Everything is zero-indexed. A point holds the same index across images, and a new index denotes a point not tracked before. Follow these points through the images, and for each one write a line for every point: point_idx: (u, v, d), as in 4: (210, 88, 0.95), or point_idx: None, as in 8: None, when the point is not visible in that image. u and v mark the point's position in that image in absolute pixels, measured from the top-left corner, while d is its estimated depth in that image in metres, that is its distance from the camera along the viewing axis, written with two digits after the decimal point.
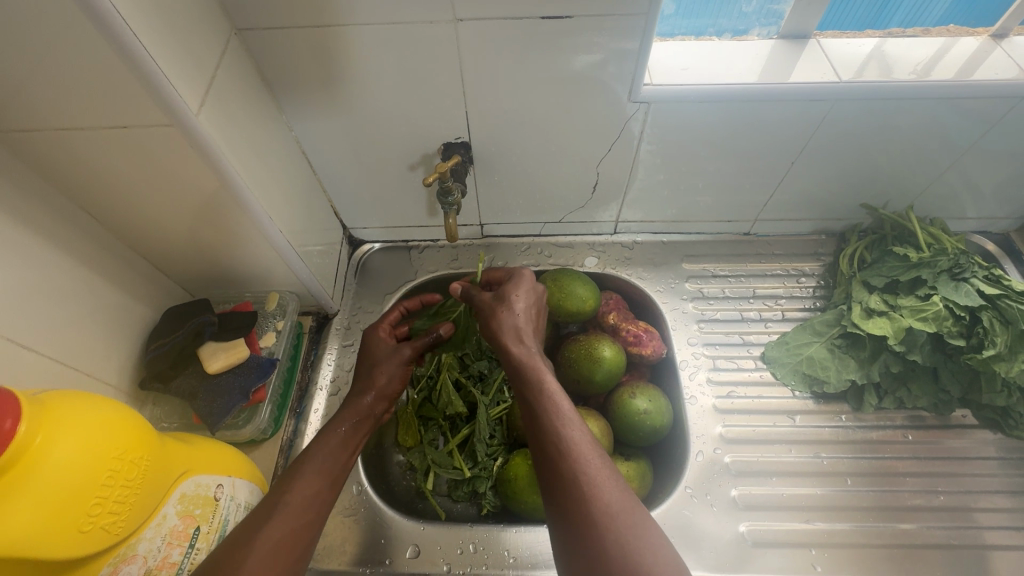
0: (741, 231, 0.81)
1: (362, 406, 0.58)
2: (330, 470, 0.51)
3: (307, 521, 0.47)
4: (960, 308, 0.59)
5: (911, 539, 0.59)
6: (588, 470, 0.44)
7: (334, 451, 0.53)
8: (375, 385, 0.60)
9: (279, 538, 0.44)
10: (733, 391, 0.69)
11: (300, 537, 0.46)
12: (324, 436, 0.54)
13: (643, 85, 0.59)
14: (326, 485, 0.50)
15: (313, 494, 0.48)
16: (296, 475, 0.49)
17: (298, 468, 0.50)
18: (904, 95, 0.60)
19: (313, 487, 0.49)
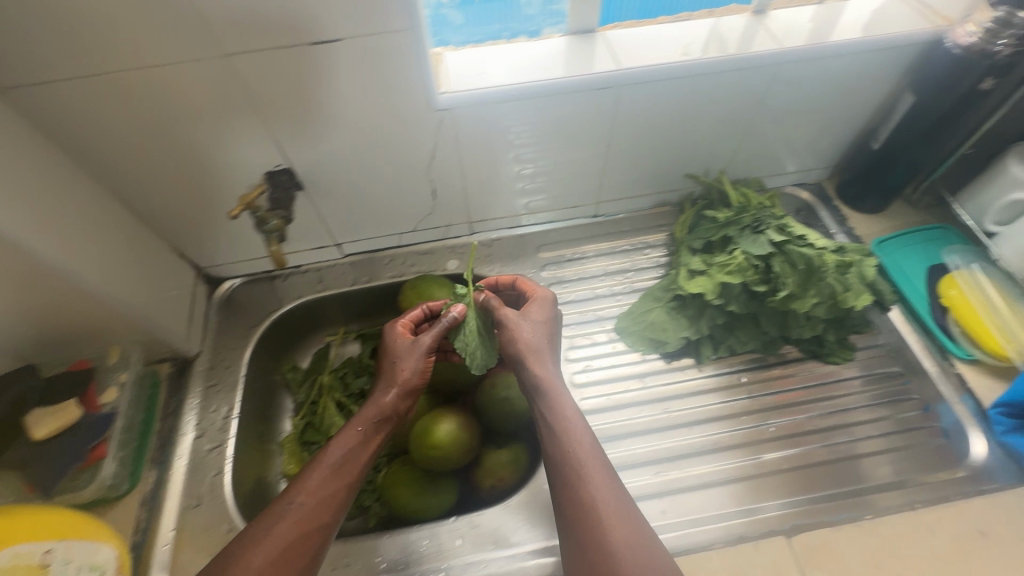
0: (588, 214, 0.87)
1: (387, 404, 0.59)
2: (348, 466, 0.57)
3: (320, 526, 0.53)
4: (756, 258, 0.66)
5: (748, 470, 0.65)
6: (594, 479, 0.52)
7: (333, 461, 0.56)
8: (399, 380, 0.61)
9: (299, 540, 0.52)
10: (590, 364, 0.73)
11: (317, 540, 0.53)
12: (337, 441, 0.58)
13: (440, 94, 0.61)
14: (342, 486, 0.56)
15: (326, 496, 0.54)
16: (306, 484, 0.55)
17: (320, 469, 0.56)
18: (679, 74, 0.66)
19: (325, 495, 0.54)
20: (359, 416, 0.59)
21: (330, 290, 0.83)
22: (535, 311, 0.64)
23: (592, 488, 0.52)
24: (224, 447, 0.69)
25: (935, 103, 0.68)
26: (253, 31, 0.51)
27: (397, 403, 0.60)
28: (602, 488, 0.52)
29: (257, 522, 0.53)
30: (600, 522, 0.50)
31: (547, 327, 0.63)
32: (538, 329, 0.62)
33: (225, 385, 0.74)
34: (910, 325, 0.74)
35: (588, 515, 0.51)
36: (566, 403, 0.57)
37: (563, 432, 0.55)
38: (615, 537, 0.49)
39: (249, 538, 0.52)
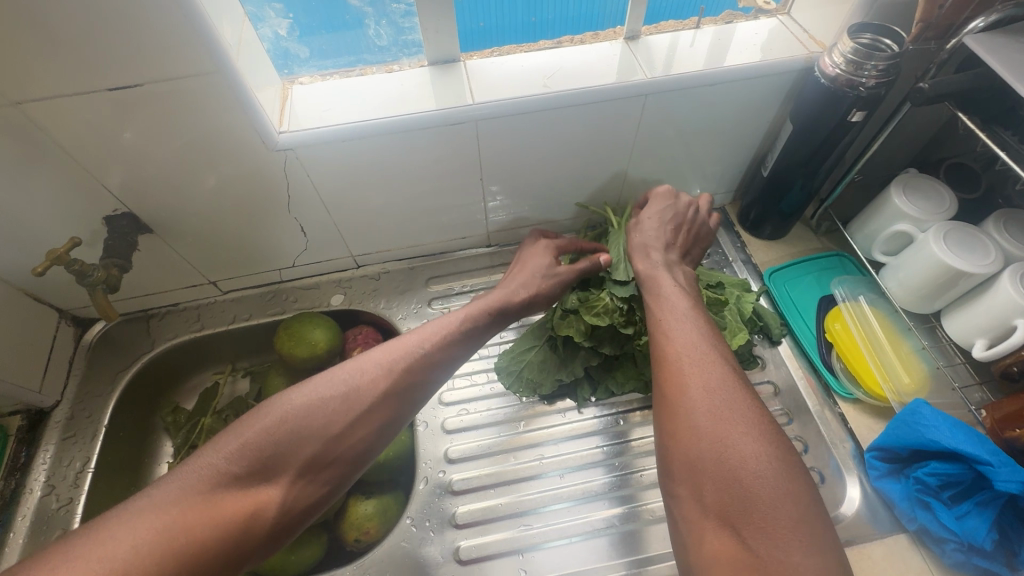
0: (482, 244, 0.83)
1: (431, 329, 0.55)
2: (444, 350, 0.54)
3: (383, 412, 0.50)
4: (621, 299, 0.63)
5: (615, 522, 0.62)
6: (691, 357, 0.47)
7: (444, 336, 0.54)
8: (524, 267, 0.63)
9: (356, 426, 0.48)
10: (465, 407, 0.70)
11: (373, 431, 0.49)
12: (444, 320, 0.56)
13: (278, 134, 0.58)
14: (416, 369, 0.52)
15: (391, 386, 0.50)
16: (399, 355, 0.52)
17: (399, 350, 0.52)
18: (543, 107, 0.62)
19: (414, 366, 0.52)
20: (429, 326, 0.55)
21: (208, 329, 0.79)
22: (653, 201, 0.65)
23: (672, 354, 0.48)
24: (73, 504, 0.65)
25: (812, 132, 0.65)
26: (39, 80, 0.47)
27: (517, 292, 0.59)
28: (703, 367, 0.46)
29: (321, 376, 0.49)
30: (676, 380, 0.46)
31: (665, 218, 0.63)
32: (669, 210, 0.63)
33: (83, 435, 0.70)
34: (798, 359, 0.72)
35: (673, 391, 0.45)
36: (683, 288, 0.55)
37: (666, 305, 0.53)
38: (692, 393, 0.44)
39: (326, 398, 0.48)
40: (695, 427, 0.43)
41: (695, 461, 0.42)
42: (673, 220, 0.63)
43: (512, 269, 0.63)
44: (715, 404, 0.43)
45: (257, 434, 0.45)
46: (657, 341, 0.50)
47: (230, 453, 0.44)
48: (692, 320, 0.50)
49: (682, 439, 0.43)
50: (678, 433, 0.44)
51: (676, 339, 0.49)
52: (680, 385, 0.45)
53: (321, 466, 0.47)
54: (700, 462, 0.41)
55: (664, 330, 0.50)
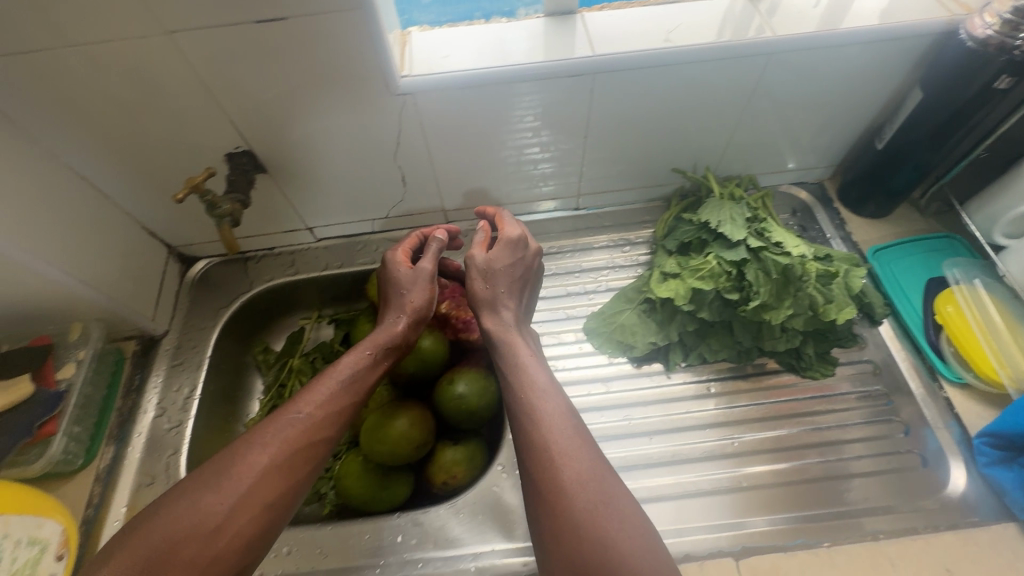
0: (569, 207, 0.83)
1: (319, 391, 0.54)
2: (334, 413, 0.54)
3: (295, 477, 0.50)
4: (729, 263, 0.62)
5: (704, 486, 0.61)
6: (554, 442, 0.49)
7: (332, 399, 0.54)
8: (404, 309, 0.62)
9: (276, 492, 0.49)
10: (553, 364, 0.71)
11: (289, 494, 0.50)
12: (332, 377, 0.56)
13: (400, 78, 0.59)
14: (321, 428, 0.53)
15: (293, 453, 0.50)
16: (287, 424, 0.51)
17: (287, 419, 0.52)
18: (663, 61, 0.61)
19: (323, 426, 0.53)
20: (334, 376, 0.56)
21: (302, 274, 0.82)
22: (510, 245, 0.65)
23: (556, 428, 0.50)
24: (182, 427, 0.69)
25: (944, 101, 0.62)
26: (193, 8, 0.49)
27: (397, 322, 0.61)
28: (569, 451, 0.48)
29: (197, 474, 0.49)
30: (547, 463, 0.48)
31: (514, 271, 0.64)
32: (516, 264, 0.64)
33: (189, 364, 0.74)
34: (901, 341, 0.69)
35: (545, 479, 0.47)
36: (533, 351, 0.59)
37: (530, 373, 0.55)
38: (574, 470, 0.47)
39: (217, 479, 0.48)
40: (577, 523, 0.44)
41: (574, 561, 0.43)
42: (518, 274, 0.64)
43: (387, 296, 0.64)
44: (600, 483, 0.47)
45: (162, 531, 0.45)
46: (523, 410, 0.52)
47: (150, 548, 0.44)
48: (554, 391, 0.54)
49: (553, 513, 0.46)
50: (549, 510, 0.46)
51: (539, 412, 0.51)
52: (549, 474, 0.47)
53: (238, 548, 0.46)
54: (572, 560, 0.44)
55: (520, 400, 0.53)
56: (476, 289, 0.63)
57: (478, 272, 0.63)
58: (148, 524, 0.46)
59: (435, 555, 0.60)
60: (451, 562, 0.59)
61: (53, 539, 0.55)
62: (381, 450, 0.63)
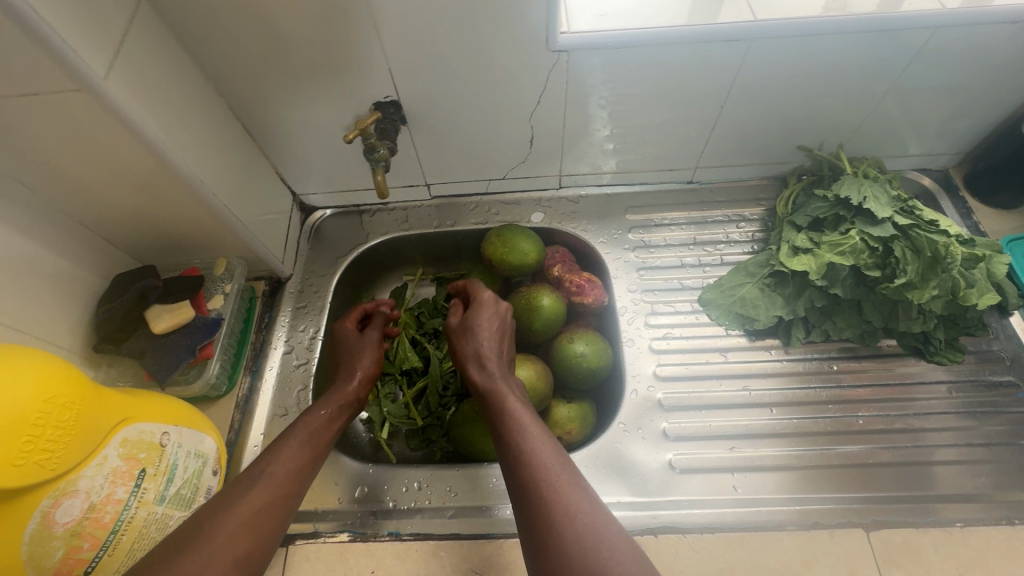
0: (684, 179, 0.83)
1: (291, 450, 0.55)
2: (296, 471, 0.54)
3: (263, 532, 0.48)
4: (874, 239, 0.61)
5: (824, 460, 0.62)
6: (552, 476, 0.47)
7: (294, 457, 0.55)
8: (353, 369, 0.66)
9: (247, 545, 0.46)
10: (670, 332, 0.72)
11: (258, 551, 0.47)
12: (289, 438, 0.56)
13: (560, 33, 0.60)
14: (286, 484, 0.52)
15: (262, 507, 0.49)
16: (253, 484, 0.50)
17: (247, 483, 0.51)
18: (823, 30, 0.61)
19: (288, 483, 0.52)
20: (306, 428, 0.58)
21: (415, 230, 0.84)
22: (478, 308, 0.67)
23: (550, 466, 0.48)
24: (309, 365, 0.72)
25: None
26: None
27: (352, 381, 0.65)
28: (567, 485, 0.46)
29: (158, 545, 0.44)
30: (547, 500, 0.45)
31: (495, 326, 0.65)
32: (494, 317, 0.66)
33: (312, 307, 0.77)
34: None
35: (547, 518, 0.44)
36: (522, 400, 0.57)
37: (516, 415, 0.54)
38: (568, 501, 0.45)
39: (173, 549, 0.44)
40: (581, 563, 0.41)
41: None
42: (499, 327, 0.65)
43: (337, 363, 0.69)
44: (594, 513, 0.44)
45: None
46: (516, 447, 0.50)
47: None
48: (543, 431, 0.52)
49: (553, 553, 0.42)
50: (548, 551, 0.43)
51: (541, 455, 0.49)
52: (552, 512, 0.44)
53: None
54: None
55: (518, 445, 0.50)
56: (460, 348, 0.65)
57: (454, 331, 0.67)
58: None
59: None
60: None
61: (209, 453, 0.58)
62: None
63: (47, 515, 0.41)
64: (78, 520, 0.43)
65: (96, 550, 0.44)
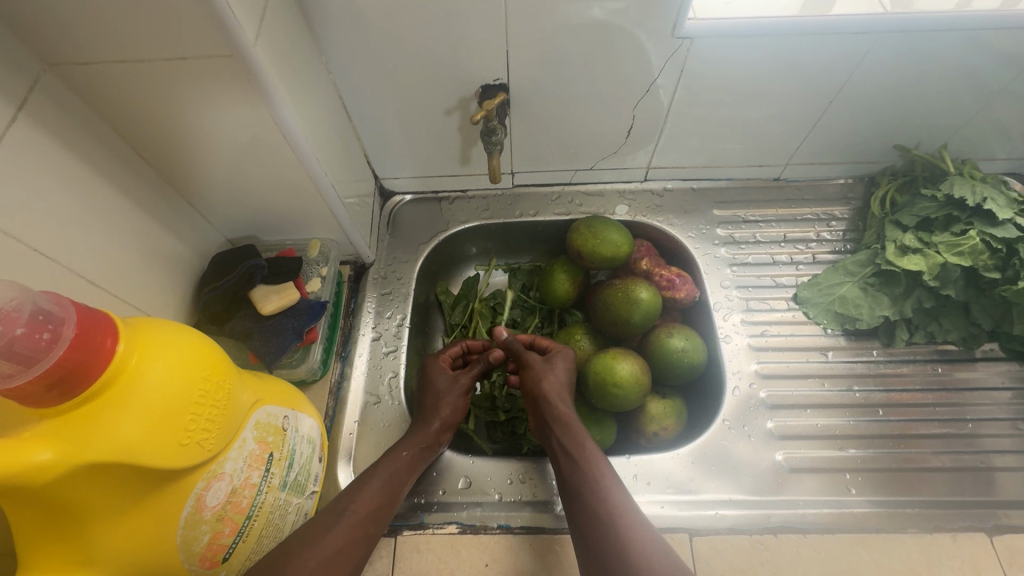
0: (771, 176, 0.82)
1: (374, 491, 0.54)
2: (375, 512, 0.53)
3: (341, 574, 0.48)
4: (997, 240, 0.61)
5: (934, 462, 0.61)
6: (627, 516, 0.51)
7: (375, 496, 0.53)
8: (438, 413, 0.61)
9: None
10: (767, 329, 0.71)
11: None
12: (372, 477, 0.55)
13: (687, 20, 0.60)
14: (365, 526, 0.51)
15: (343, 545, 0.49)
16: (337, 521, 0.50)
17: (332, 519, 0.50)
18: (951, 25, 0.60)
19: (368, 524, 0.52)
20: (391, 469, 0.56)
21: (495, 218, 0.82)
22: (561, 355, 0.65)
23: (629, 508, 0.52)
24: (398, 353, 0.70)
25: None
26: None
27: (431, 425, 0.60)
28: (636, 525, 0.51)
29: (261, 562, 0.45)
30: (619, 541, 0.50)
31: (571, 375, 0.65)
32: (567, 368, 0.65)
33: (397, 294, 0.75)
34: None
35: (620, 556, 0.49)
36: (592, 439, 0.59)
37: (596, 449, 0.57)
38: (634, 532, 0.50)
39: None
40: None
41: None
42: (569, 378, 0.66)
43: (423, 398, 0.63)
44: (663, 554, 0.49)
45: None
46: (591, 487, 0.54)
47: None
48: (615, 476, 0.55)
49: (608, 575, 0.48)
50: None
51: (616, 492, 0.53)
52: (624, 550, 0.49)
53: None
54: None
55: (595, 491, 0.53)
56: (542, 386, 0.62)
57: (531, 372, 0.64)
58: None
59: (675, 500, 0.59)
60: (692, 507, 0.59)
61: (316, 438, 0.56)
62: (615, 394, 0.63)
63: (200, 497, 0.39)
64: (222, 505, 0.41)
65: (234, 535, 0.43)
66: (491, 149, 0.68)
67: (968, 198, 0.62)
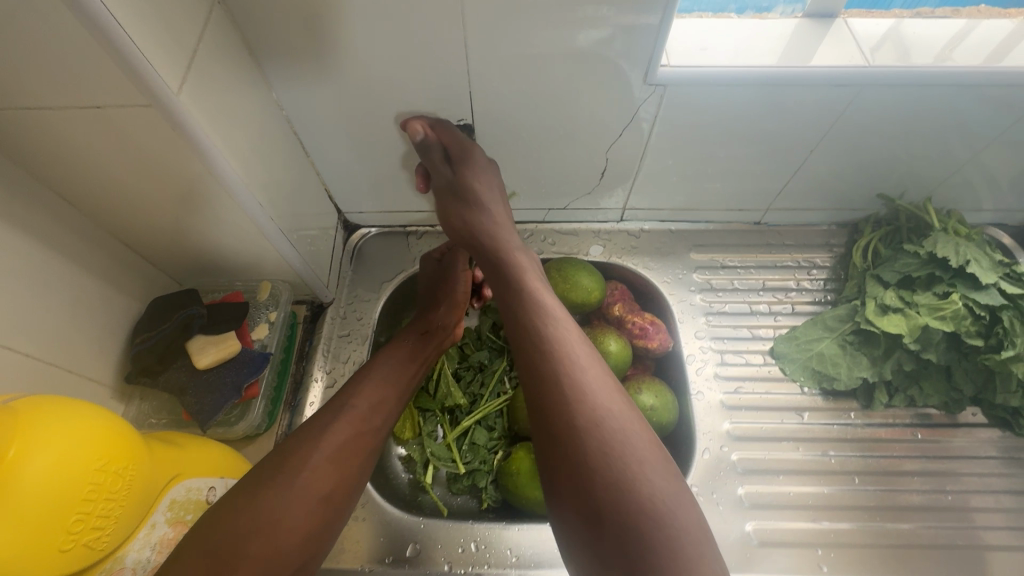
0: (751, 220, 0.79)
1: (376, 390, 0.53)
2: (380, 403, 0.52)
3: (349, 466, 0.47)
4: (980, 306, 0.59)
5: (910, 538, 0.58)
6: (589, 402, 0.44)
7: (375, 394, 0.52)
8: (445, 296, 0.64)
9: (335, 479, 0.46)
10: (741, 385, 0.67)
11: (346, 484, 0.46)
12: (370, 377, 0.54)
13: (661, 67, 0.57)
14: (370, 420, 0.50)
15: (347, 440, 0.48)
16: (338, 416, 0.49)
17: (334, 414, 0.49)
18: (931, 80, 0.57)
19: (371, 417, 0.51)
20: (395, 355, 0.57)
21: None
22: (483, 198, 0.61)
23: (628, 441, 0.43)
24: None
25: None
26: None
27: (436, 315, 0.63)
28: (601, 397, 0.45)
29: (254, 471, 0.45)
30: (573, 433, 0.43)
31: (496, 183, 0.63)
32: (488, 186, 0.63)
33: (355, 335, 0.71)
34: None
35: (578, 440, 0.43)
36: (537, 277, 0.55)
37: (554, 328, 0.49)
38: (603, 422, 0.43)
39: (264, 482, 0.44)
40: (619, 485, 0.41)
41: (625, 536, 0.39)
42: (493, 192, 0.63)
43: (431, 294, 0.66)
44: (675, 503, 0.40)
45: (235, 534, 0.40)
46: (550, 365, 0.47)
47: (243, 524, 0.41)
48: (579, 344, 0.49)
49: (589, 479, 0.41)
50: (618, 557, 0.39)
51: (607, 414, 0.44)
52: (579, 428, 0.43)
53: (295, 537, 0.42)
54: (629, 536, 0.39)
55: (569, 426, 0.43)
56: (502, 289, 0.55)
57: (456, 196, 0.62)
58: (270, 498, 0.42)
59: None
60: None
61: None
62: None
63: None
64: None
65: None
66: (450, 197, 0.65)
67: (952, 259, 0.60)
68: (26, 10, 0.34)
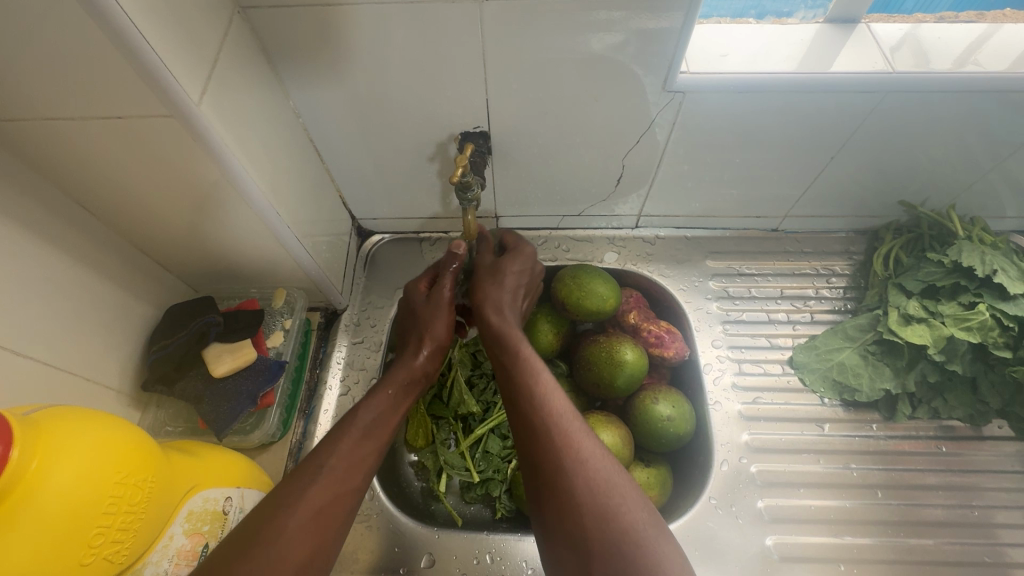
0: (768, 227, 0.78)
1: (358, 445, 0.47)
2: (361, 460, 0.47)
3: (325, 534, 0.42)
4: (1009, 317, 0.57)
5: (936, 554, 0.57)
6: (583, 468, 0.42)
7: (355, 451, 0.47)
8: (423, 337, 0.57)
9: (309, 549, 0.41)
10: (759, 396, 0.66)
11: (321, 553, 0.42)
12: (351, 428, 0.48)
13: (680, 74, 0.57)
14: (349, 479, 0.45)
15: (328, 501, 0.43)
16: (316, 479, 0.44)
17: (308, 476, 0.44)
18: (957, 85, 0.56)
19: (349, 478, 0.45)
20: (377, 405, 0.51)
21: None
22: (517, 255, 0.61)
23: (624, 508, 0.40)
24: None
25: None
26: None
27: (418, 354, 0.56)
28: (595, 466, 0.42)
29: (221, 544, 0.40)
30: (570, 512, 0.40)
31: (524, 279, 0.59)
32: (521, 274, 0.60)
33: (369, 342, 0.71)
34: None
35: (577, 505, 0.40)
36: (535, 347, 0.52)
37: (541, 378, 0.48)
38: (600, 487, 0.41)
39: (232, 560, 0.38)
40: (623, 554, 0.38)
41: None
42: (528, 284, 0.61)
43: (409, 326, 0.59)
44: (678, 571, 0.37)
45: None
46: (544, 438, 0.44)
47: None
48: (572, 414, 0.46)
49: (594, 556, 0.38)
50: None
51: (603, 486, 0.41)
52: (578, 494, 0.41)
53: None
54: None
55: (575, 495, 0.41)
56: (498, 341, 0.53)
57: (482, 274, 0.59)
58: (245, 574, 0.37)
59: None
60: None
61: None
62: None
63: None
64: None
65: None
66: (465, 206, 0.62)
67: (978, 268, 0.58)
68: (50, 20, 0.34)
